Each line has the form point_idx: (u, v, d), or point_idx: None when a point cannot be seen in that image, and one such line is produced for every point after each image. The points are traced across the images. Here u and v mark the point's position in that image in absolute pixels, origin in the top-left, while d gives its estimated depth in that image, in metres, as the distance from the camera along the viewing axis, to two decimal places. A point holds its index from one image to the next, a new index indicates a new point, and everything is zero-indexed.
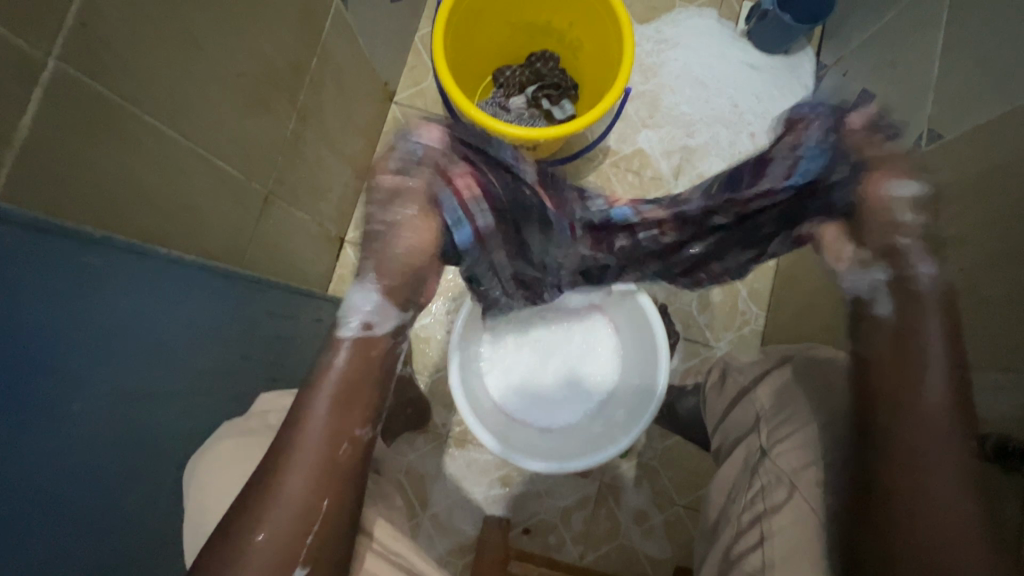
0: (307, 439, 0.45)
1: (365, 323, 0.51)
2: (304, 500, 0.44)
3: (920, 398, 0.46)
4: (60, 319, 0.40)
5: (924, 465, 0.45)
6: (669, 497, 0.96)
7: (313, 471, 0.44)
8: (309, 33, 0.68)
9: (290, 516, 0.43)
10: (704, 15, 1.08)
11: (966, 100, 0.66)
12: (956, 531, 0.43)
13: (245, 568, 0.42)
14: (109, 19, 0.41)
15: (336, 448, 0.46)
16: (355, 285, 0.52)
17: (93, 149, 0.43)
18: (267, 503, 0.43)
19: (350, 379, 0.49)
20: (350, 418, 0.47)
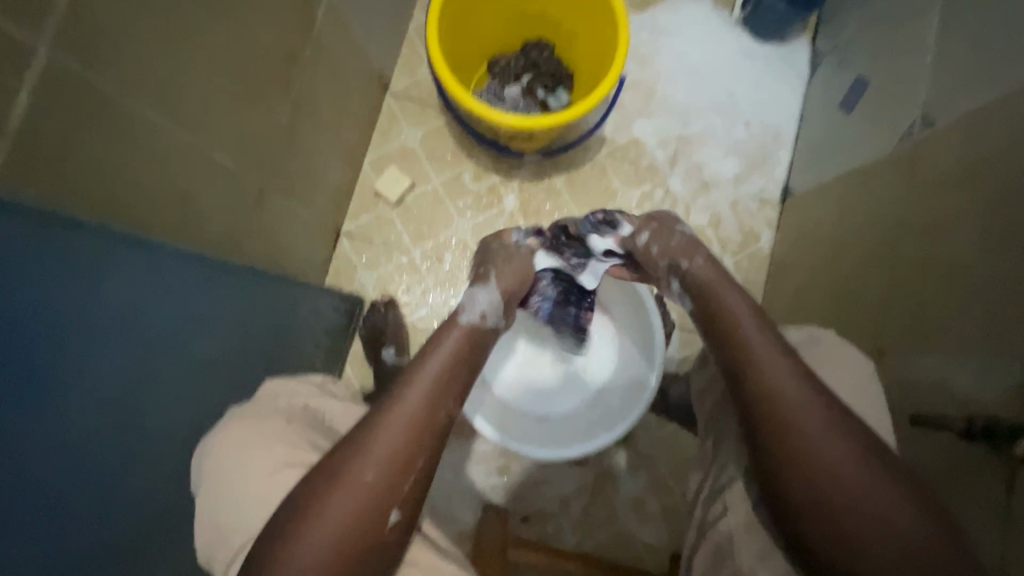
0: (413, 399, 0.50)
1: (481, 313, 0.61)
2: (406, 450, 0.47)
3: (763, 362, 0.50)
4: (55, 311, 0.40)
5: (823, 446, 0.44)
6: (665, 485, 0.97)
7: (417, 427, 0.49)
8: (303, 21, 0.67)
9: (389, 462, 0.46)
10: (700, 4, 1.08)
11: (959, 87, 0.66)
12: (871, 506, 0.41)
13: (340, 499, 0.44)
14: (101, 8, 0.41)
15: (432, 415, 0.50)
16: (477, 286, 0.64)
17: (88, 140, 0.43)
18: (369, 442, 0.47)
19: (459, 358, 0.56)
20: (447, 394, 0.52)
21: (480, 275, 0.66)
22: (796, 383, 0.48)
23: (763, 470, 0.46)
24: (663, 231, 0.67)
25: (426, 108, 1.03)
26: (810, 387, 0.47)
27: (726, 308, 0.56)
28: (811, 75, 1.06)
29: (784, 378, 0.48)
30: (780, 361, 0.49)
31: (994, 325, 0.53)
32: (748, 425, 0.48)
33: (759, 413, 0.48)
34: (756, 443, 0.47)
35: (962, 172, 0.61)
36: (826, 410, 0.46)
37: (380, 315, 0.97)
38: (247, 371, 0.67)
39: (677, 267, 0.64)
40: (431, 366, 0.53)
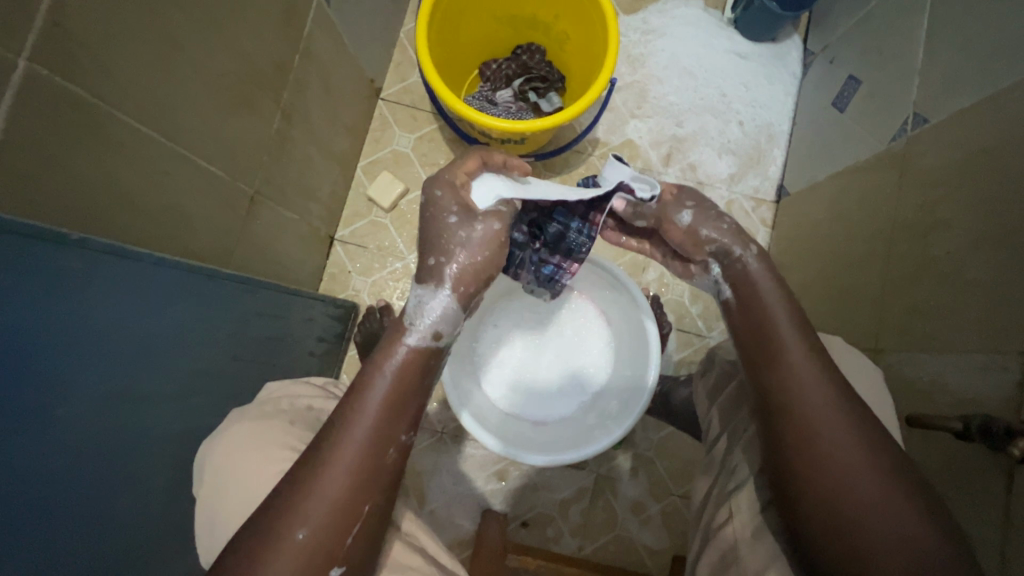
0: (351, 442, 0.44)
1: (433, 332, 0.50)
2: (348, 500, 0.42)
3: (792, 363, 0.46)
4: (45, 321, 0.40)
5: (841, 456, 0.41)
6: (665, 487, 0.96)
7: (357, 475, 0.43)
8: (291, 28, 0.67)
9: (325, 520, 0.41)
10: (691, 5, 1.08)
11: (952, 84, 0.66)
12: (885, 522, 0.39)
13: (271, 564, 0.39)
14: (82, 18, 0.40)
15: (377, 457, 0.44)
16: (426, 289, 0.51)
17: (71, 152, 0.43)
18: (304, 494, 0.41)
19: (409, 382, 0.48)
20: (396, 423, 0.46)
21: (428, 272, 0.52)
22: (822, 389, 0.44)
23: (775, 472, 0.45)
24: (705, 213, 0.58)
25: (419, 113, 1.03)
26: (836, 396, 0.44)
27: (760, 298, 0.51)
28: (803, 74, 1.06)
29: (810, 381, 0.45)
30: (812, 365, 0.46)
31: (992, 324, 0.52)
32: (765, 425, 0.46)
33: (777, 414, 0.45)
34: (769, 441, 0.46)
35: (956, 168, 0.61)
36: (848, 421, 0.43)
37: (376, 323, 0.95)
38: (240, 380, 0.67)
39: (729, 252, 0.55)
40: (373, 398, 0.46)
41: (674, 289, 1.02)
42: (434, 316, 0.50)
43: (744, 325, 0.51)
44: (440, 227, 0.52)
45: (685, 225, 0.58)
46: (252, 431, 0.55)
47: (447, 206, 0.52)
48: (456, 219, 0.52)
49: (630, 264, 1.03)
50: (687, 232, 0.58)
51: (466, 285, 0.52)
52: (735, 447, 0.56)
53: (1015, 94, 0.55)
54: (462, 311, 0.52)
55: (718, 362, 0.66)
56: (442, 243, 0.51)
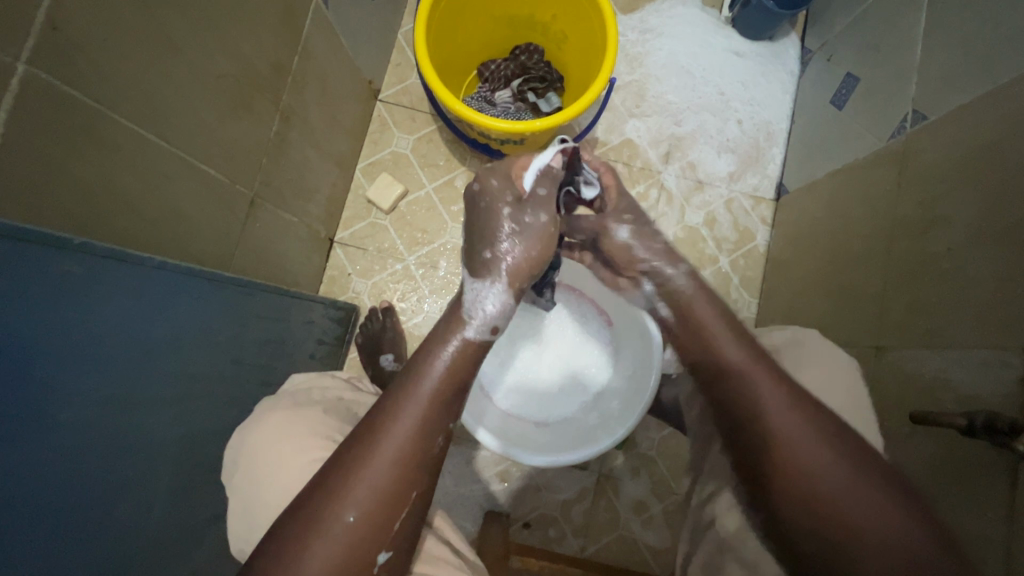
0: (400, 427, 0.45)
1: (489, 325, 0.54)
2: (394, 488, 0.43)
3: (742, 370, 0.51)
4: (45, 326, 0.40)
5: (804, 449, 0.44)
6: (667, 487, 0.96)
7: (406, 460, 0.44)
8: (289, 30, 0.67)
9: (374, 503, 0.42)
10: (689, 4, 1.08)
11: (950, 81, 0.66)
12: (866, 510, 0.41)
13: (320, 547, 0.40)
14: (81, 22, 0.40)
15: (428, 444, 0.45)
16: (481, 282, 0.56)
17: (69, 155, 0.42)
18: (352, 480, 0.42)
19: (455, 375, 0.50)
20: (443, 414, 0.47)
21: (483, 265, 0.56)
22: (776, 391, 0.49)
23: (747, 473, 0.48)
24: (640, 230, 0.68)
25: (417, 114, 1.03)
26: (788, 395, 0.48)
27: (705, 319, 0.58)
28: (802, 72, 1.06)
29: (763, 383, 0.50)
30: (760, 370, 0.51)
31: (994, 320, 0.52)
32: (730, 430, 0.50)
33: (736, 416, 0.50)
34: (744, 449, 0.48)
35: (955, 165, 0.61)
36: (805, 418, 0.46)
37: (379, 323, 0.96)
38: (240, 383, 0.66)
39: (661, 272, 0.65)
40: (426, 385, 0.48)
41: None
42: (493, 313, 0.55)
43: (692, 342, 0.58)
44: (496, 221, 0.56)
45: (623, 238, 0.68)
46: (287, 422, 0.57)
47: (502, 201, 0.56)
48: (510, 214, 0.56)
49: None
50: (624, 247, 0.68)
51: (515, 282, 0.56)
52: None
53: (1013, 91, 0.55)
54: (516, 305, 0.57)
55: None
56: (497, 236, 0.56)
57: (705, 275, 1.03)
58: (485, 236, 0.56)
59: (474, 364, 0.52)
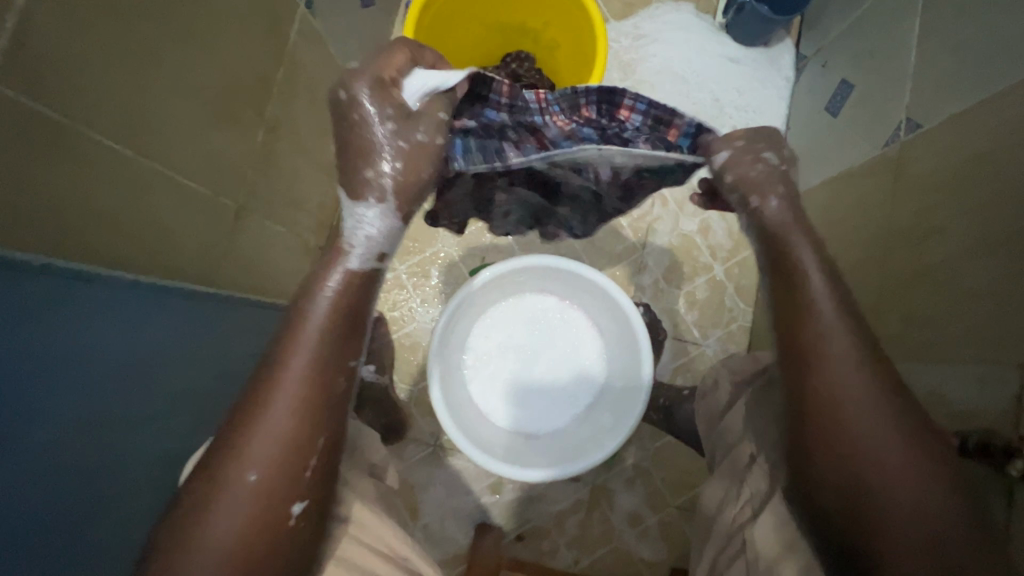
0: (292, 375, 0.43)
1: (378, 252, 0.49)
2: (296, 436, 0.42)
3: (826, 322, 0.44)
4: (11, 346, 0.39)
5: (870, 436, 0.40)
6: (662, 497, 0.95)
7: (308, 407, 0.43)
8: (274, 40, 0.66)
9: (279, 457, 0.42)
10: (681, 10, 1.07)
11: (943, 89, 0.65)
12: (921, 502, 0.38)
13: (230, 504, 0.40)
14: (49, 36, 0.39)
15: (325, 387, 0.44)
16: (356, 204, 0.49)
17: (39, 172, 0.41)
18: (250, 434, 0.42)
19: (348, 310, 0.47)
20: (340, 352, 0.45)
21: (359, 185, 0.49)
22: (855, 365, 0.42)
23: (793, 436, 0.44)
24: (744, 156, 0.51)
25: None
26: (874, 377, 0.42)
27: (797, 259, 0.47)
28: (797, 78, 1.05)
29: (846, 352, 0.43)
30: (846, 327, 0.43)
31: (989, 336, 0.51)
32: (791, 394, 0.44)
33: (800, 372, 0.44)
34: (798, 410, 0.43)
35: (950, 174, 0.60)
36: (882, 402, 0.41)
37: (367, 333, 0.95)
38: (226, 398, 0.66)
39: (747, 203, 0.51)
40: (314, 325, 0.45)
41: (669, 297, 1.01)
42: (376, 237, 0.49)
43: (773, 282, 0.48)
44: (370, 135, 0.47)
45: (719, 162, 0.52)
46: None
47: (378, 111, 0.47)
48: (390, 127, 0.48)
49: (625, 271, 1.02)
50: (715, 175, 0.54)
51: (403, 203, 0.50)
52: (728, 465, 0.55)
53: (1009, 99, 0.54)
54: (405, 228, 0.51)
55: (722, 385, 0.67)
56: (377, 153, 0.48)
57: (699, 283, 1.02)
58: (356, 157, 0.48)
59: (366, 302, 0.49)
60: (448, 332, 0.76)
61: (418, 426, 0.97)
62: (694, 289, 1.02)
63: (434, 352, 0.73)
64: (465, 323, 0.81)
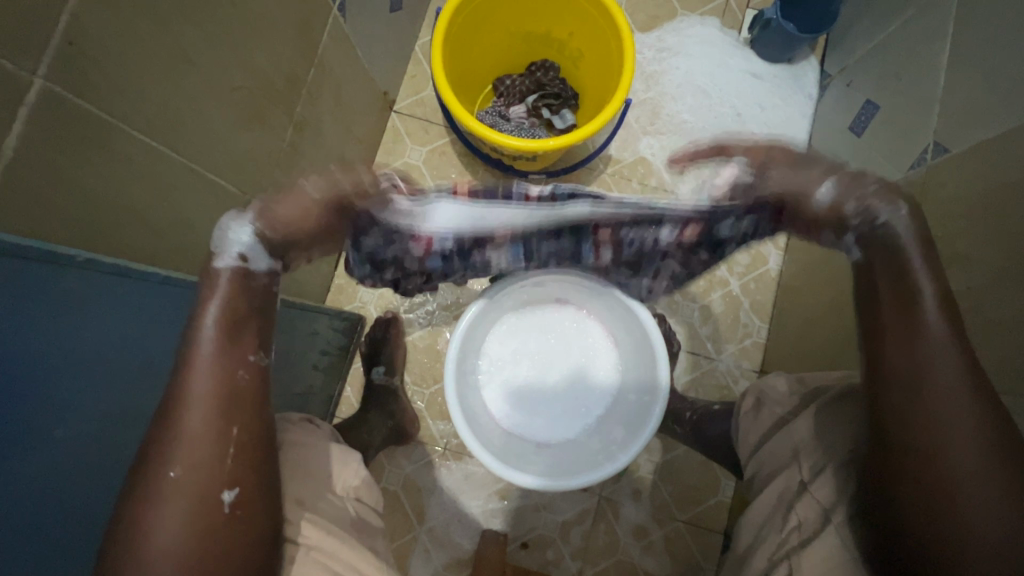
0: (195, 372, 0.44)
1: (237, 256, 0.48)
2: (211, 430, 0.44)
3: (928, 343, 0.44)
4: (54, 339, 0.39)
5: (949, 437, 0.42)
6: (669, 512, 0.95)
7: (215, 401, 0.44)
8: (306, 43, 0.67)
9: (200, 455, 0.43)
10: (706, 24, 1.07)
11: (971, 114, 0.65)
12: (1002, 515, 0.40)
13: (160, 506, 0.41)
14: (97, 37, 0.40)
15: (228, 378, 0.45)
16: (232, 217, 0.49)
17: (81, 168, 0.42)
18: (170, 436, 0.43)
19: (235, 308, 0.47)
20: (239, 346, 0.46)
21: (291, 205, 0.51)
22: (948, 387, 0.43)
23: (875, 451, 0.46)
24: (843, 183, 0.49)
25: (431, 126, 1.03)
26: (971, 395, 0.42)
27: (909, 263, 0.46)
28: (820, 95, 1.05)
29: (948, 358, 0.43)
30: (948, 351, 0.43)
31: (1007, 367, 0.51)
32: (877, 416, 0.46)
33: (897, 394, 0.45)
34: (881, 428, 0.45)
35: (974, 201, 0.59)
36: (971, 411, 0.42)
37: (382, 332, 0.96)
38: None
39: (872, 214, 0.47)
40: (203, 327, 0.45)
41: (684, 310, 1.01)
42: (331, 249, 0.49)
43: (874, 301, 0.47)
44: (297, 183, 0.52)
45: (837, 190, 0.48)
46: None
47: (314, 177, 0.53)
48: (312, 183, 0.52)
49: None
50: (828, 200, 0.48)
51: (277, 222, 0.49)
52: None
53: None
54: (278, 250, 0.50)
55: (764, 406, 0.68)
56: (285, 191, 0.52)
57: (715, 297, 1.01)
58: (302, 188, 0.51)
59: (255, 305, 0.48)
60: (465, 339, 0.77)
61: (428, 429, 0.97)
62: (709, 302, 1.01)
63: (450, 355, 0.73)
64: (484, 326, 0.81)
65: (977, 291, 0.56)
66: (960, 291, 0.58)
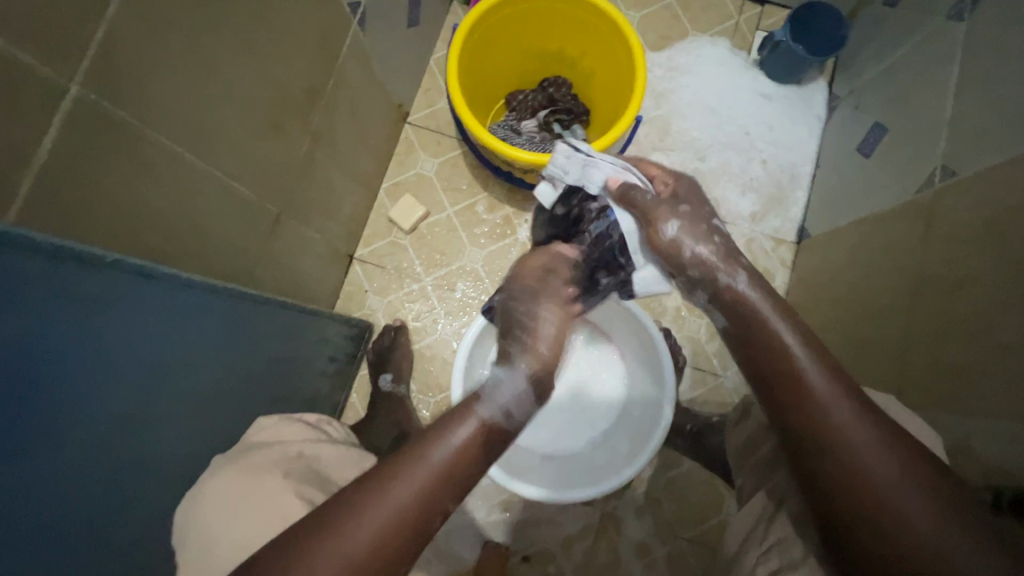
0: (409, 485, 0.40)
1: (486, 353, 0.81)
2: (358, 571, 0.36)
3: (816, 389, 0.44)
4: (75, 339, 0.40)
5: (882, 491, 0.38)
6: (672, 529, 0.94)
7: (374, 542, 0.37)
8: (325, 55, 0.68)
9: (350, 574, 0.36)
10: (716, 45, 1.09)
11: (979, 138, 0.66)
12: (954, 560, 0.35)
13: None
14: (131, 46, 0.42)
15: (402, 529, 0.38)
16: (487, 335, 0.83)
17: (108, 170, 0.43)
18: (333, 547, 0.36)
19: (462, 460, 0.43)
20: (444, 496, 0.41)
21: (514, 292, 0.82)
22: (848, 425, 0.42)
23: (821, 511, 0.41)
24: (695, 223, 0.58)
25: (444, 139, 1.05)
26: (872, 432, 0.41)
27: (770, 327, 0.50)
28: (829, 117, 1.06)
29: (844, 411, 0.42)
30: (838, 393, 0.43)
31: (1012, 390, 0.51)
32: (804, 470, 0.43)
33: (816, 444, 0.42)
34: (807, 479, 0.43)
35: (982, 224, 0.60)
36: (878, 449, 0.40)
37: (389, 340, 0.96)
38: (255, 399, 0.66)
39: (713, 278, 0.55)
40: (436, 455, 0.42)
41: (691, 325, 1.01)
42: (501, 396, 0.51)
43: (755, 356, 0.49)
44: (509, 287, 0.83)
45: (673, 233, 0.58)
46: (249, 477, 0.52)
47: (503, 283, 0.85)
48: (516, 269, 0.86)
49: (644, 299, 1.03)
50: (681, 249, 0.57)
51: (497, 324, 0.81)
52: (778, 518, 0.53)
53: None
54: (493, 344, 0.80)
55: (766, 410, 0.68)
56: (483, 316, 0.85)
57: None
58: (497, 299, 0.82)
59: (417, 464, 0.41)
60: (471, 346, 0.78)
61: None
62: None
63: (457, 358, 0.74)
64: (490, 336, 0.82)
65: (984, 314, 0.56)
66: (967, 313, 0.59)
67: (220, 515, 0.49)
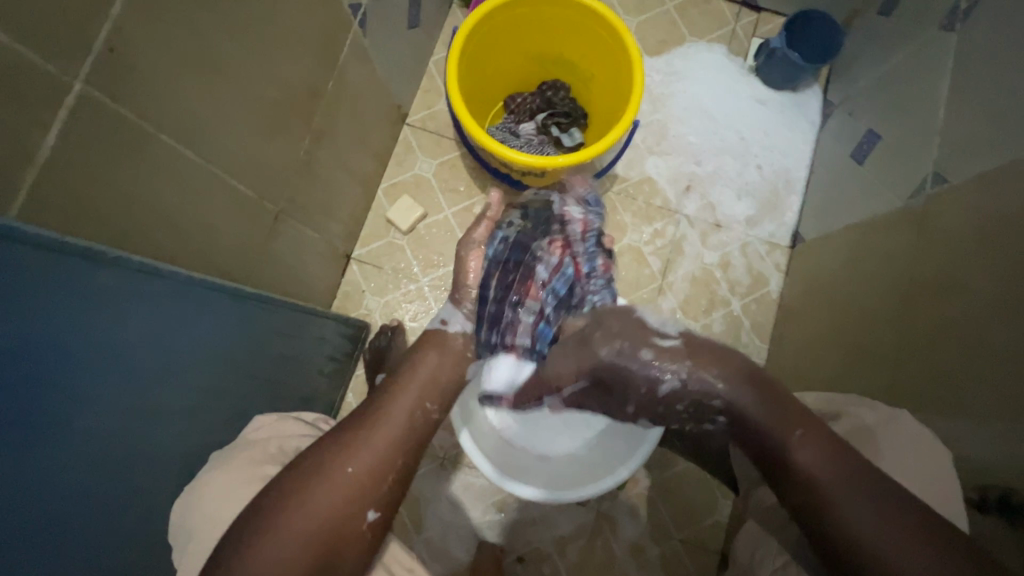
0: (384, 432, 0.51)
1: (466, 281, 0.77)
2: (343, 500, 0.46)
3: (793, 442, 0.51)
4: (77, 334, 0.40)
5: (860, 527, 0.44)
6: (666, 530, 0.95)
7: (357, 479, 0.47)
8: (327, 56, 0.69)
9: (338, 503, 0.45)
10: (714, 50, 1.10)
11: (969, 147, 0.67)
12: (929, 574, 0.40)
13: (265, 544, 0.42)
14: (137, 44, 0.42)
15: (380, 468, 0.49)
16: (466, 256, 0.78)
17: (112, 166, 0.43)
18: (319, 481, 0.46)
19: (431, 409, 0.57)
20: (414, 440, 0.53)
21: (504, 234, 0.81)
22: (824, 469, 0.48)
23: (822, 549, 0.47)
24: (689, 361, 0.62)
25: (443, 140, 1.05)
26: (844, 470, 0.47)
27: (749, 403, 0.57)
28: (823, 124, 1.07)
29: (813, 456, 0.49)
30: (812, 442, 0.50)
31: (1001, 393, 0.52)
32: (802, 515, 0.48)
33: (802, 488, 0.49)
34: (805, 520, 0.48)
35: (972, 230, 0.61)
36: (853, 487, 0.46)
37: (385, 341, 0.95)
38: (252, 397, 0.66)
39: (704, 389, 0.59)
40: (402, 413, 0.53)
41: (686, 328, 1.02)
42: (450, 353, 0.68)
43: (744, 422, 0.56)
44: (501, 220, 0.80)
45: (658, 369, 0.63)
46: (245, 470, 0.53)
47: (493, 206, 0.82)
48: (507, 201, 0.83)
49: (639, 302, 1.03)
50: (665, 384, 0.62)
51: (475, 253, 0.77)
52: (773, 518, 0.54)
53: None
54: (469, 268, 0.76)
55: None
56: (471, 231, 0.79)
57: (716, 317, 1.03)
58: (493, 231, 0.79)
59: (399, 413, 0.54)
60: None
61: None
62: (711, 322, 1.03)
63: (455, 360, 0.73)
64: None
65: (974, 319, 0.57)
66: (957, 317, 0.60)
67: (222, 505, 0.49)
